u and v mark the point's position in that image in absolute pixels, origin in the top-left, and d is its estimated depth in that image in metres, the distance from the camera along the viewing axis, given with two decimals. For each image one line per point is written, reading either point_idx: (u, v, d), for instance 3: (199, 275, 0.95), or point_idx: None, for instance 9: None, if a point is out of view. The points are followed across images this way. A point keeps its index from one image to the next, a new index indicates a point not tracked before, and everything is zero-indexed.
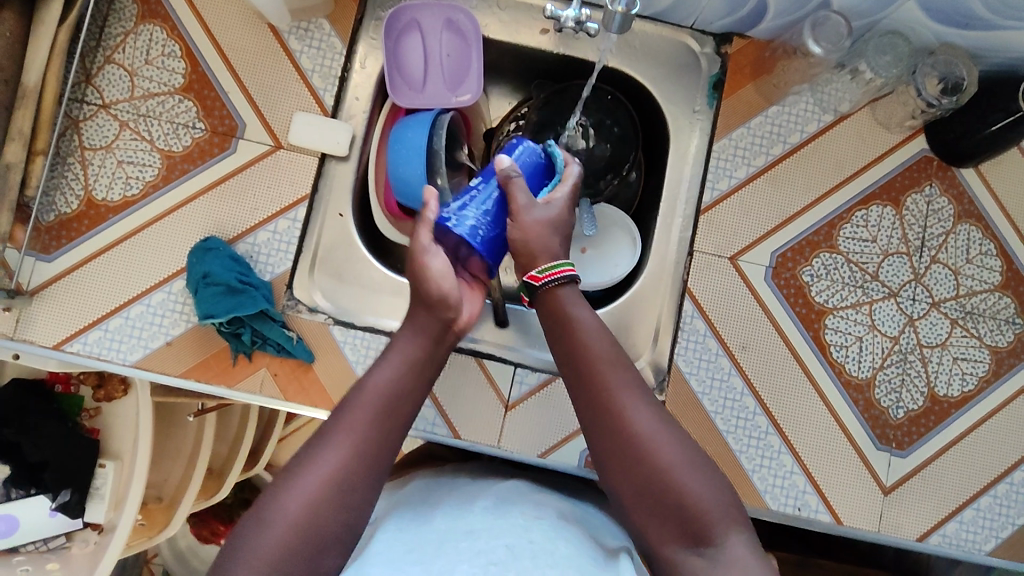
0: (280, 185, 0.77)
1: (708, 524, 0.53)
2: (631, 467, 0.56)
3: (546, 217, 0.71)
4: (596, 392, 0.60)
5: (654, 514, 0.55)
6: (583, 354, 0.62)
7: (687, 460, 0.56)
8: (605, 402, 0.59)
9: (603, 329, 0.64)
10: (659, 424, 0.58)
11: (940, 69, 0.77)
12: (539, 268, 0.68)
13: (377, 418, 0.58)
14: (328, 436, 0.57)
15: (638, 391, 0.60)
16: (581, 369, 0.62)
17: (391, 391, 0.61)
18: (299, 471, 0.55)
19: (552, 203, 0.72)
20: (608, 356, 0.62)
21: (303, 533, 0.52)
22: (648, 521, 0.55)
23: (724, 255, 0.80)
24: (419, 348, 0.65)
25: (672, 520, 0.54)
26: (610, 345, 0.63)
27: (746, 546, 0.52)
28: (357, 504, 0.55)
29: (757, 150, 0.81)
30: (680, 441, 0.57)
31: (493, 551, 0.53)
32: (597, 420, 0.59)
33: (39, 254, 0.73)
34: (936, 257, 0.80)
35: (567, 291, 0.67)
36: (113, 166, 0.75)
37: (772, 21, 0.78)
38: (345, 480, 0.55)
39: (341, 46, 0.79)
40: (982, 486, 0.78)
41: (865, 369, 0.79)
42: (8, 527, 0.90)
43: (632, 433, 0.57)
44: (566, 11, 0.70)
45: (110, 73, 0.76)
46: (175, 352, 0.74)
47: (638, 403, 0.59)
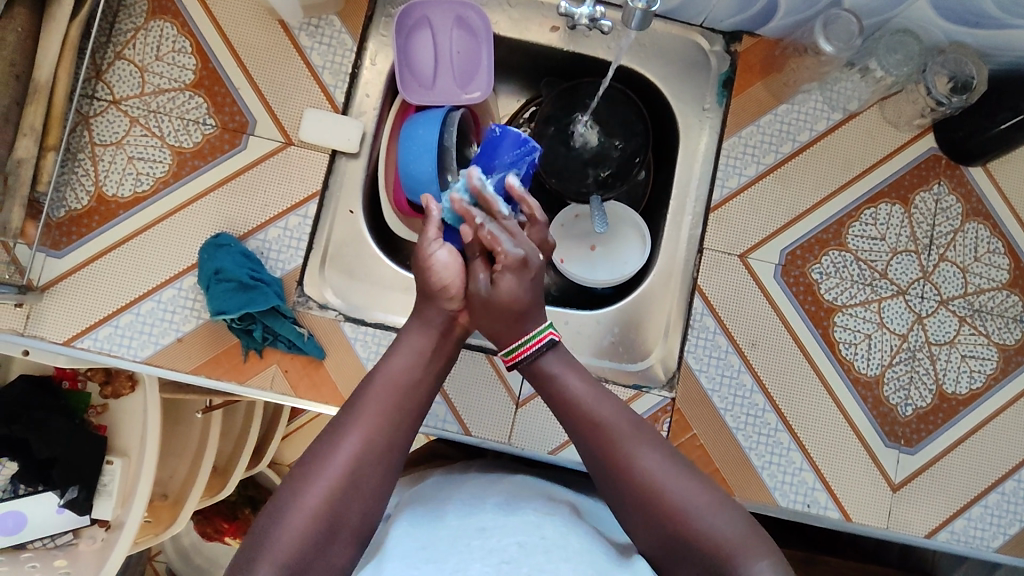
0: (291, 182, 0.77)
1: (727, 559, 0.54)
2: (647, 519, 0.58)
3: (491, 305, 0.65)
4: (599, 452, 0.61)
5: (677, 559, 0.57)
6: (580, 415, 0.63)
7: (698, 501, 0.57)
8: (610, 461, 0.60)
9: (593, 385, 0.65)
10: (666, 471, 0.59)
11: (950, 67, 0.77)
12: (505, 351, 0.67)
13: (390, 412, 0.60)
14: (342, 430, 0.58)
15: (642, 442, 0.61)
16: (581, 432, 0.63)
17: (403, 383, 0.62)
18: (316, 465, 0.56)
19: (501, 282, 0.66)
20: (605, 414, 0.62)
21: (322, 526, 0.54)
22: (672, 566, 0.58)
23: (734, 252, 0.80)
24: (428, 340, 0.66)
25: (694, 562, 0.56)
26: (605, 400, 0.64)
27: (771, 570, 0.53)
28: (371, 496, 0.57)
29: (767, 148, 0.81)
30: (689, 484, 0.59)
31: (505, 549, 0.53)
32: (605, 479, 0.61)
33: (49, 250, 0.73)
34: (944, 255, 0.80)
35: (551, 357, 0.66)
36: (123, 162, 0.75)
37: (782, 19, 0.78)
38: (361, 472, 0.56)
39: (352, 43, 0.79)
40: (990, 483, 0.79)
41: (874, 366, 0.79)
42: (16, 524, 0.89)
43: (641, 486, 0.58)
44: (579, 9, 0.70)
45: (120, 69, 0.76)
46: (186, 348, 0.74)
47: (642, 454, 0.60)
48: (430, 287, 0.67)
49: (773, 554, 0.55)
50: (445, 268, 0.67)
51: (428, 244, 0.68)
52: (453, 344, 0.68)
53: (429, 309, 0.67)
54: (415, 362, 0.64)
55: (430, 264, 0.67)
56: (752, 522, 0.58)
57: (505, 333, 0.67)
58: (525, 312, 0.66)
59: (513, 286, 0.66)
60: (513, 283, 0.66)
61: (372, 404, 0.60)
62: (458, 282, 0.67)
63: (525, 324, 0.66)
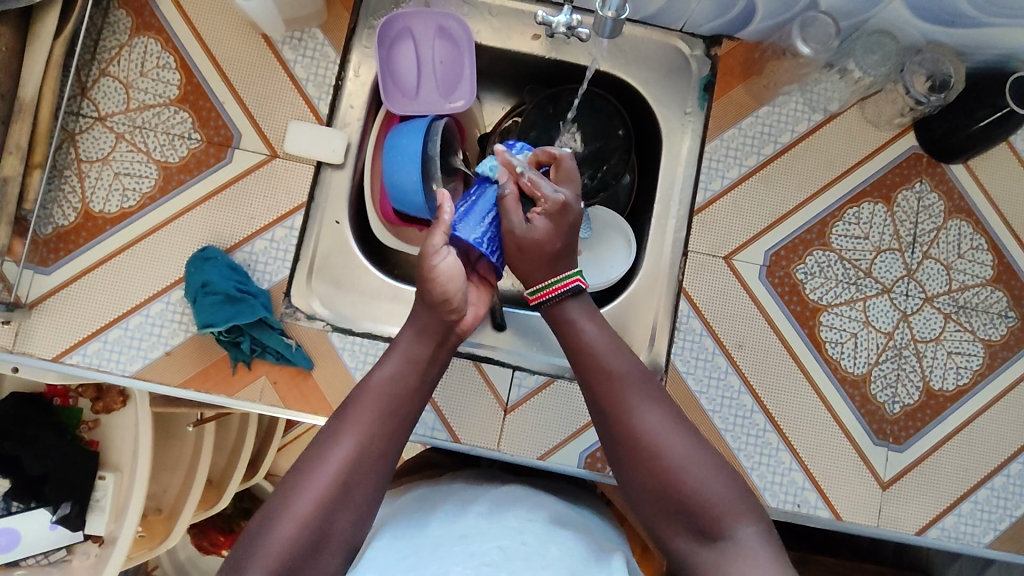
0: (277, 194, 0.77)
1: (716, 520, 0.56)
2: (642, 468, 0.59)
3: (524, 244, 0.66)
4: (603, 397, 0.62)
5: (665, 511, 0.58)
6: (589, 364, 0.63)
7: (694, 459, 0.58)
8: (614, 407, 0.61)
9: (611, 336, 0.65)
10: (669, 429, 0.60)
11: (928, 66, 0.78)
12: (532, 288, 0.67)
13: (381, 420, 0.59)
14: (333, 436, 0.58)
15: (647, 396, 0.61)
16: (588, 377, 0.63)
17: (394, 390, 0.61)
18: (303, 475, 0.56)
19: (535, 222, 0.67)
20: (615, 364, 0.63)
21: (315, 530, 0.54)
22: (660, 518, 0.59)
23: (719, 254, 0.80)
24: (424, 348, 0.65)
25: (683, 516, 0.57)
26: (619, 351, 0.64)
27: (757, 537, 0.55)
28: (362, 502, 0.57)
29: (749, 150, 0.81)
30: (690, 442, 0.59)
31: (485, 553, 0.54)
32: (606, 426, 0.62)
33: (37, 266, 0.74)
34: (928, 253, 0.81)
35: (574, 303, 0.66)
36: (110, 178, 0.76)
37: (761, 22, 0.78)
38: (351, 482, 0.56)
39: (335, 55, 0.80)
40: (980, 479, 0.79)
41: (860, 365, 0.79)
42: (9, 541, 0.90)
43: (642, 437, 0.59)
44: (556, 18, 0.71)
45: (105, 86, 0.77)
46: (175, 362, 0.74)
47: (647, 408, 0.60)
48: (432, 297, 0.65)
49: (761, 521, 0.56)
50: (450, 278, 0.64)
51: (435, 254, 0.65)
52: (448, 350, 0.67)
53: (427, 317, 0.65)
54: (409, 366, 0.63)
55: (436, 275, 0.64)
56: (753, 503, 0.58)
57: (534, 272, 0.67)
58: (559, 252, 0.66)
59: (548, 227, 0.67)
60: (549, 221, 0.67)
61: (363, 407, 0.60)
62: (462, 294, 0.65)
63: (558, 266, 0.66)
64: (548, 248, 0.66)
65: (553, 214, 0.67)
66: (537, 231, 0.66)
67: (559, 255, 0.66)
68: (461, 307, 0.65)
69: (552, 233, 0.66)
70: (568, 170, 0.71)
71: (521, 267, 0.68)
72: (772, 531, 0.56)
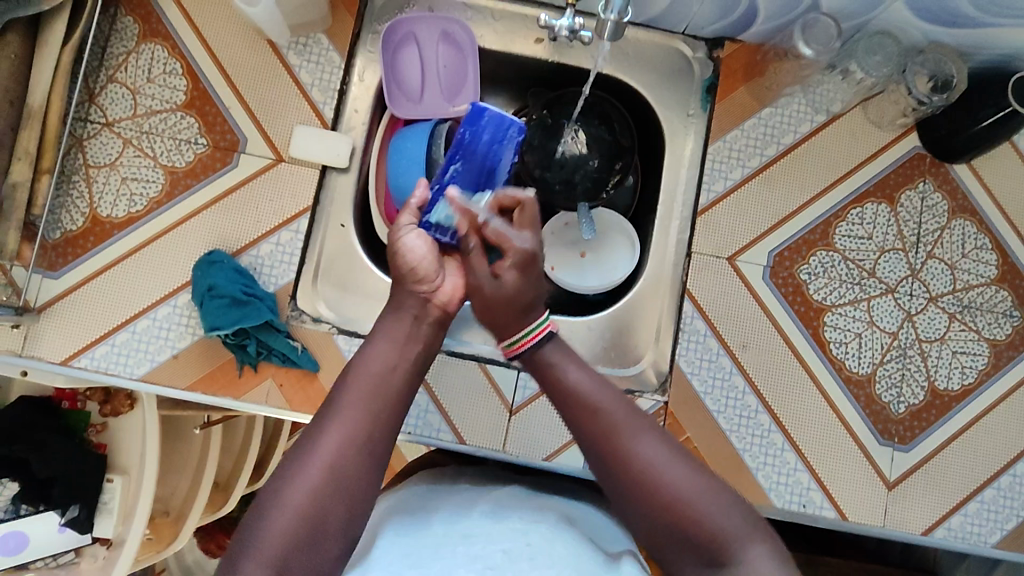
0: (282, 197, 0.78)
1: (726, 546, 0.55)
2: (646, 503, 0.57)
3: (493, 300, 0.68)
4: (596, 438, 0.61)
5: (676, 545, 0.57)
6: (576, 402, 0.63)
7: (698, 486, 0.57)
8: (606, 446, 0.60)
9: (594, 374, 0.64)
10: (668, 459, 0.59)
11: (930, 67, 0.78)
12: (506, 342, 0.68)
13: (370, 403, 0.60)
14: (322, 426, 0.58)
15: (637, 428, 0.60)
16: (577, 419, 0.62)
17: (379, 374, 0.62)
18: (294, 467, 0.56)
19: (503, 275, 0.68)
20: (603, 400, 0.62)
21: (305, 521, 0.54)
22: (673, 553, 0.57)
23: (722, 255, 0.81)
24: (402, 328, 0.66)
25: (694, 546, 0.56)
26: (604, 387, 0.63)
27: (766, 555, 0.54)
28: (356, 489, 0.56)
29: (752, 152, 0.82)
30: (689, 469, 0.59)
31: (490, 556, 0.55)
32: (602, 466, 0.60)
33: (46, 271, 0.74)
34: (931, 253, 0.81)
35: (550, 347, 0.67)
36: (117, 183, 0.76)
37: (763, 25, 0.79)
38: (343, 468, 0.56)
39: (339, 60, 0.81)
40: (986, 478, 0.79)
41: (865, 365, 0.79)
42: (18, 544, 0.91)
43: (642, 472, 0.58)
44: (559, 21, 0.71)
45: (113, 92, 0.77)
46: (182, 365, 0.75)
47: (641, 440, 0.59)
48: (400, 272, 0.69)
49: (764, 539, 0.56)
50: (414, 253, 0.69)
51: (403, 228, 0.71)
52: (432, 328, 0.67)
53: (400, 294, 0.68)
54: (395, 356, 0.64)
55: (403, 240, 0.70)
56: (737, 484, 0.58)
57: (506, 325, 0.68)
58: (530, 303, 0.68)
59: (518, 280, 0.68)
60: (517, 274, 0.68)
61: (349, 397, 0.60)
62: (426, 262, 0.68)
63: (528, 316, 0.68)
64: (523, 297, 0.68)
65: (523, 266, 0.69)
66: (506, 283, 0.68)
67: (529, 306, 0.68)
68: (430, 277, 0.68)
69: (522, 282, 0.68)
70: (531, 214, 0.72)
71: (493, 321, 0.69)
72: (780, 548, 0.56)
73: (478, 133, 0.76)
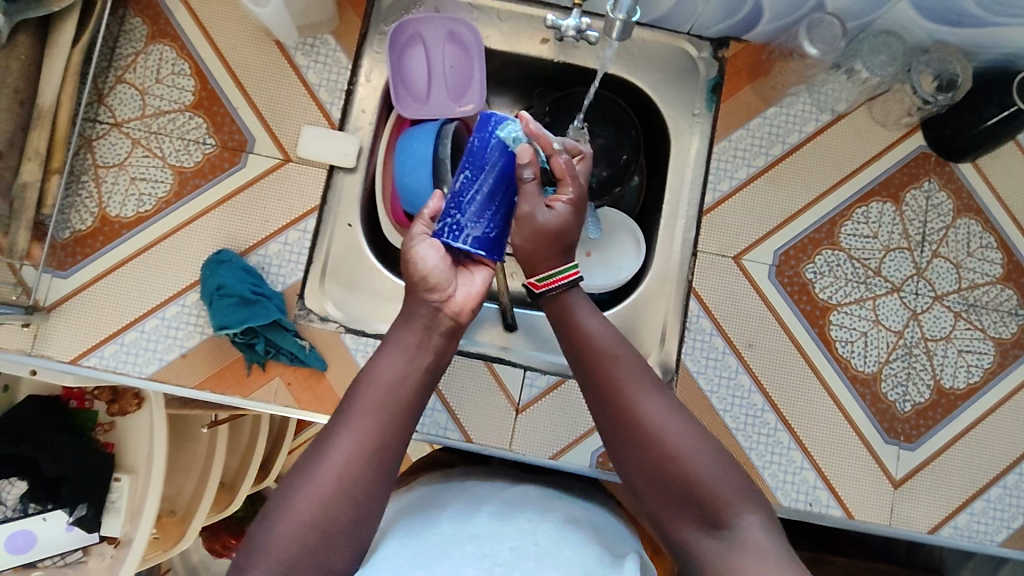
0: (290, 197, 0.78)
1: (720, 507, 0.55)
2: (646, 455, 0.58)
3: (547, 228, 0.67)
4: (605, 384, 0.62)
5: (670, 499, 0.57)
6: (588, 350, 0.63)
7: (699, 446, 0.58)
8: (614, 394, 0.61)
9: (610, 327, 0.65)
10: (673, 414, 0.59)
11: (935, 66, 0.79)
12: (539, 276, 0.67)
13: (380, 412, 0.59)
14: (332, 435, 0.58)
15: (644, 380, 0.61)
16: (586, 366, 0.63)
17: (391, 383, 0.61)
18: (303, 476, 0.56)
19: (557, 210, 0.68)
20: (616, 350, 0.63)
21: (314, 530, 0.54)
22: (665, 508, 0.57)
23: (728, 254, 0.81)
24: (415, 336, 0.64)
25: (687, 503, 0.56)
26: (619, 340, 0.64)
27: (760, 526, 0.54)
28: (365, 499, 0.56)
29: (757, 151, 0.82)
30: (692, 428, 0.59)
31: (497, 554, 0.55)
32: (607, 414, 0.61)
33: (55, 270, 0.75)
34: (937, 252, 0.81)
35: (574, 296, 0.67)
36: (126, 183, 0.77)
37: (768, 25, 0.79)
38: (351, 478, 0.56)
39: (346, 60, 0.81)
40: (991, 477, 0.79)
41: (871, 363, 0.80)
42: (25, 543, 0.91)
43: (645, 423, 0.59)
44: (566, 21, 0.72)
45: (121, 93, 0.78)
46: (190, 364, 0.75)
47: (649, 393, 0.60)
48: (413, 282, 0.66)
49: (762, 511, 0.55)
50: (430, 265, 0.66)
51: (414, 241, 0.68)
52: (444, 337, 0.66)
53: (413, 304, 0.66)
54: (407, 364, 0.63)
55: (414, 255, 0.67)
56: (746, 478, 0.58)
57: (543, 259, 0.67)
58: (571, 243, 0.68)
59: (570, 216, 0.68)
60: (570, 210, 0.68)
61: (359, 407, 0.60)
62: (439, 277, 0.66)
63: (564, 256, 0.68)
64: (568, 236, 0.68)
65: (575, 203, 0.69)
66: (559, 215, 0.68)
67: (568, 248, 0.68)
68: (441, 287, 0.66)
69: (570, 220, 0.68)
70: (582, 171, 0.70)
71: (529, 252, 0.68)
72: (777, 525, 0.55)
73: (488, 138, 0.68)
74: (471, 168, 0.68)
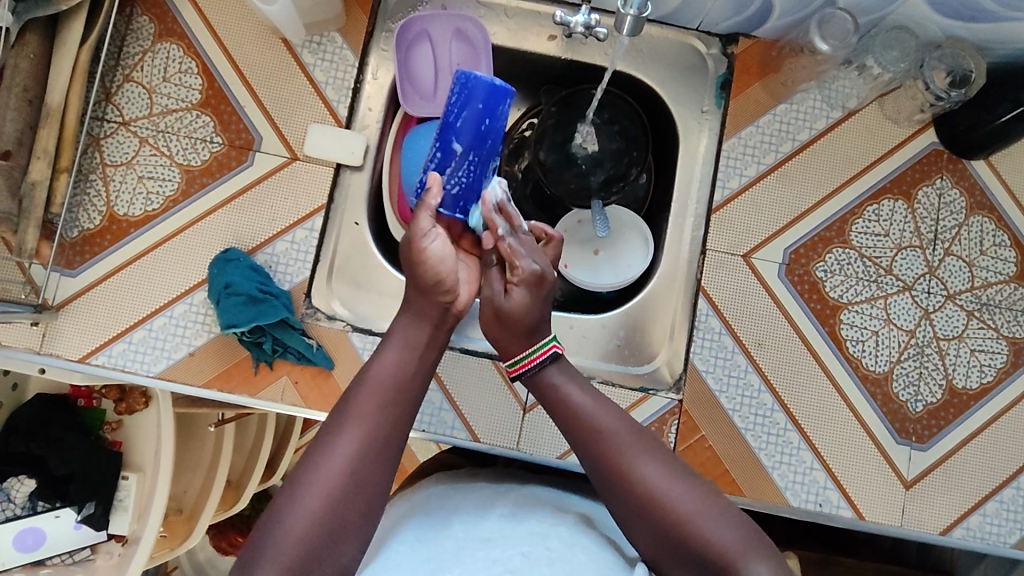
0: (297, 197, 0.78)
1: (729, 562, 0.54)
2: (650, 524, 0.57)
3: (502, 315, 0.66)
4: (598, 457, 0.61)
5: (680, 559, 0.56)
6: (577, 422, 0.63)
7: (702, 506, 0.57)
8: (609, 465, 0.60)
9: (597, 396, 0.65)
10: (671, 478, 0.59)
11: (947, 61, 0.77)
12: (511, 360, 0.67)
13: (385, 405, 0.60)
14: (339, 427, 0.58)
15: (639, 448, 0.60)
16: (581, 440, 0.62)
17: (396, 377, 0.62)
18: (313, 468, 0.56)
19: (511, 292, 0.66)
20: (605, 421, 0.62)
21: (327, 523, 0.54)
22: (678, 570, 0.57)
23: (737, 253, 0.80)
24: (422, 335, 0.65)
25: (698, 562, 0.55)
26: (607, 410, 0.64)
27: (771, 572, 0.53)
28: (372, 492, 0.57)
29: (767, 148, 0.81)
30: (693, 489, 0.58)
31: (509, 559, 0.55)
32: (605, 487, 0.60)
33: (64, 269, 0.75)
34: (949, 249, 0.80)
35: (553, 369, 0.66)
36: (134, 182, 0.77)
37: (778, 20, 0.78)
38: (362, 471, 0.56)
39: (353, 58, 0.81)
40: (1005, 478, 0.78)
41: (882, 363, 0.79)
42: (35, 541, 0.91)
43: (643, 490, 0.58)
44: (574, 17, 0.71)
45: (129, 91, 0.78)
46: (198, 362, 0.75)
47: (644, 460, 0.60)
48: (423, 281, 0.65)
49: (772, 556, 0.55)
50: (440, 261, 0.64)
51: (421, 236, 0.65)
52: (446, 334, 0.67)
53: (423, 302, 0.66)
54: (406, 358, 0.64)
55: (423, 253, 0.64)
56: (751, 525, 0.57)
57: (510, 343, 0.67)
58: (536, 322, 0.66)
59: (524, 298, 0.66)
60: (526, 288, 0.66)
61: (365, 402, 0.60)
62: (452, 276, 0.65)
63: (533, 335, 0.66)
64: (527, 317, 0.65)
65: (531, 280, 0.66)
66: (514, 299, 0.66)
67: (533, 320, 0.66)
68: (453, 288, 0.65)
69: (529, 299, 0.66)
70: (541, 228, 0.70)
71: (498, 339, 0.68)
72: (780, 561, 0.55)
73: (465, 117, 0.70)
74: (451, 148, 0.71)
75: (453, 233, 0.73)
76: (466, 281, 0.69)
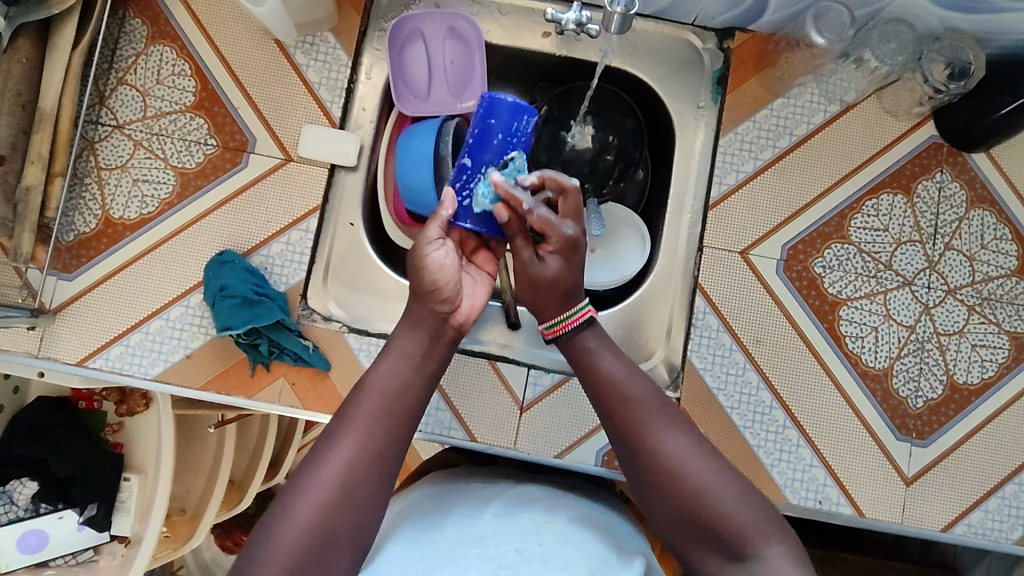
0: (291, 198, 0.78)
1: (744, 540, 0.54)
2: (669, 494, 0.57)
3: (537, 282, 0.67)
4: (625, 424, 0.61)
5: (693, 534, 0.56)
6: (606, 390, 0.63)
7: (721, 482, 0.57)
8: (634, 432, 0.60)
9: (628, 364, 0.64)
10: (695, 452, 0.58)
11: (946, 54, 0.76)
12: (546, 324, 0.68)
13: (382, 417, 0.59)
14: (334, 439, 0.58)
15: (665, 419, 0.60)
16: (608, 406, 0.62)
17: (392, 388, 0.61)
18: (307, 477, 0.56)
19: (547, 261, 0.67)
20: (635, 390, 0.62)
21: (319, 532, 0.54)
22: (691, 545, 0.57)
23: (735, 249, 0.80)
24: (418, 345, 0.64)
25: (711, 537, 0.55)
26: (637, 378, 0.63)
27: (784, 556, 0.53)
28: (366, 504, 0.56)
29: (764, 144, 0.81)
30: (714, 464, 0.58)
31: (503, 556, 0.54)
32: (628, 453, 0.60)
33: (60, 273, 0.75)
34: (950, 243, 0.79)
35: (589, 334, 0.66)
36: (129, 185, 0.77)
37: (773, 14, 0.78)
38: (355, 482, 0.56)
39: (347, 58, 0.81)
40: (1007, 474, 0.77)
41: (882, 359, 0.78)
42: (38, 542, 0.92)
43: (665, 460, 0.58)
44: (566, 14, 0.70)
45: (123, 94, 0.78)
46: (195, 364, 0.75)
47: (669, 431, 0.59)
48: (422, 288, 0.65)
49: (787, 540, 0.54)
50: (440, 270, 0.65)
51: (425, 248, 0.66)
52: (446, 347, 0.66)
53: (417, 310, 0.66)
54: (402, 366, 0.63)
55: (426, 264, 0.65)
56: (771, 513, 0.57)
57: (548, 307, 0.67)
58: (571, 287, 0.67)
59: (560, 265, 0.67)
60: (558, 259, 0.67)
61: (360, 413, 0.59)
62: (452, 286, 0.65)
63: (569, 300, 0.67)
64: (564, 281, 0.66)
65: (565, 250, 0.67)
66: (550, 268, 0.67)
67: (569, 285, 0.66)
68: (452, 299, 0.65)
69: (566, 269, 0.67)
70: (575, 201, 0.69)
71: (533, 302, 0.68)
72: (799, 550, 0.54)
73: (491, 128, 0.70)
74: (473, 162, 0.70)
75: (468, 247, 0.72)
76: (471, 294, 0.69)
